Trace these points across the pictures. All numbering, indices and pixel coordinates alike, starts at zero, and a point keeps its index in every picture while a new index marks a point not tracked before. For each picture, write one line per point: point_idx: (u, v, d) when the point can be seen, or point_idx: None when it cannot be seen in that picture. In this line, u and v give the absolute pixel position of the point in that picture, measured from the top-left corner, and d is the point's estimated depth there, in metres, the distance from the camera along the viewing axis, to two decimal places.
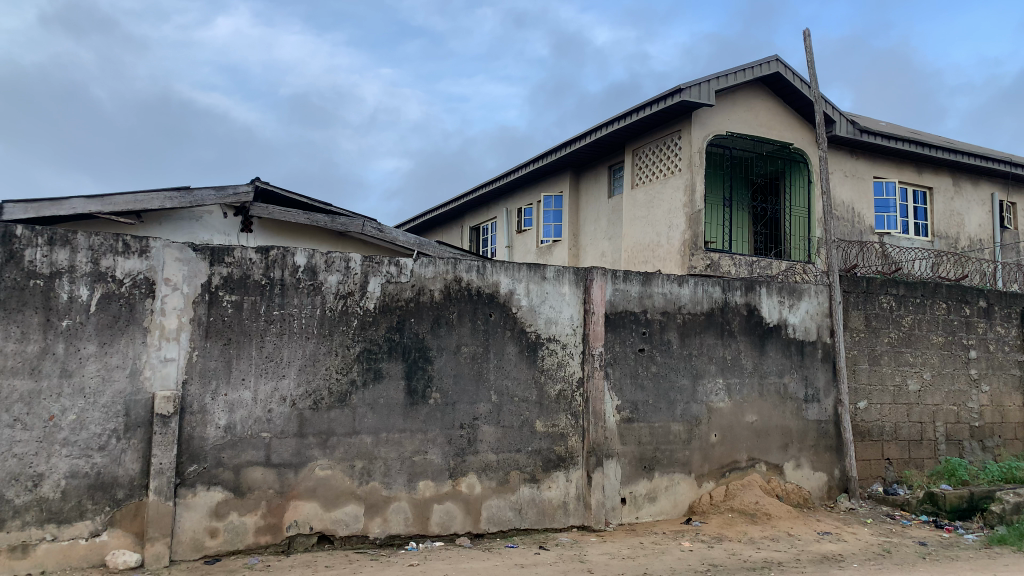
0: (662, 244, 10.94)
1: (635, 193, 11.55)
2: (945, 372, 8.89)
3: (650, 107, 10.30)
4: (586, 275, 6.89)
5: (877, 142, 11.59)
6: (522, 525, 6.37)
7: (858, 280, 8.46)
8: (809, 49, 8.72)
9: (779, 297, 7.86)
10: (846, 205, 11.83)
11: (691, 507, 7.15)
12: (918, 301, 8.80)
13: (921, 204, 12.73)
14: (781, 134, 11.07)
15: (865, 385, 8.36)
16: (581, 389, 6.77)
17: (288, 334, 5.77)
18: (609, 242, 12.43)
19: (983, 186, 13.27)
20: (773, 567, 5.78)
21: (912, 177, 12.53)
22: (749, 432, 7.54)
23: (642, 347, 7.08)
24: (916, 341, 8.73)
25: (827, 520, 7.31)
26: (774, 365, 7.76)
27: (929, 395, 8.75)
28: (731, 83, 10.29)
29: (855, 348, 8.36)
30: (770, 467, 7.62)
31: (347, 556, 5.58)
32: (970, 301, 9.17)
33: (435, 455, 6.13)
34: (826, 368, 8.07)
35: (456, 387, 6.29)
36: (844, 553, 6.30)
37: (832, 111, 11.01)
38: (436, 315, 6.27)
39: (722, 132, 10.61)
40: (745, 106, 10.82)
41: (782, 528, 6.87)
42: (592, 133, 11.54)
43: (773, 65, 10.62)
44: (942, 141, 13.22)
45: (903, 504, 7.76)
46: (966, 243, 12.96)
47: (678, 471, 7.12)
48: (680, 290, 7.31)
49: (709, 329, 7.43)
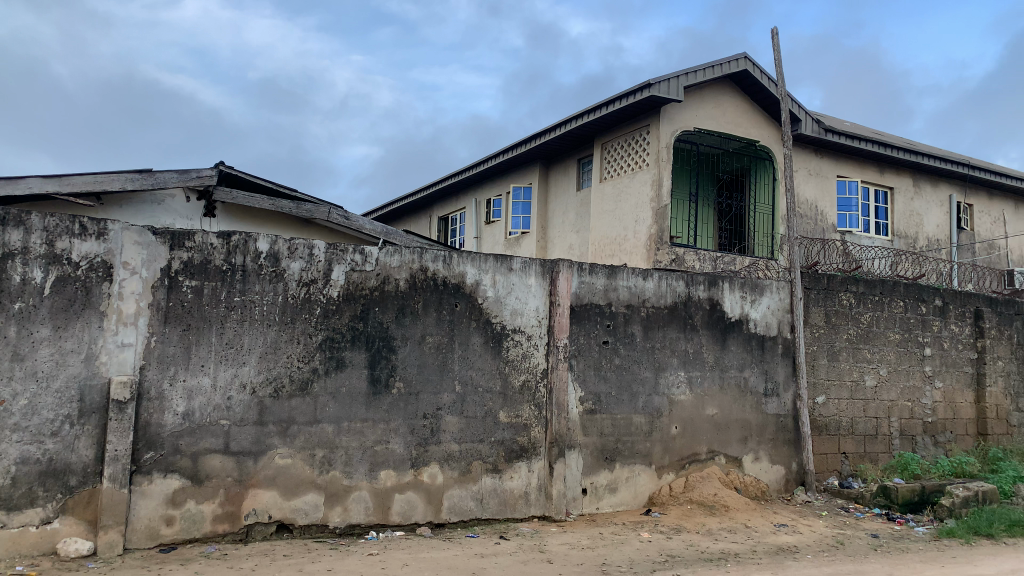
0: (628, 238, 11.00)
1: (603, 186, 11.59)
2: (900, 368, 9.08)
3: (619, 101, 10.32)
4: (552, 267, 6.90)
5: (841, 142, 11.77)
6: (483, 515, 6.38)
7: (819, 277, 8.59)
8: (776, 47, 8.81)
9: (741, 293, 7.96)
10: (809, 203, 12.00)
11: (651, 498, 7.22)
12: (876, 298, 8.97)
13: (882, 204, 12.95)
14: (748, 131, 11.18)
15: (824, 380, 8.51)
16: (545, 380, 6.79)
17: (249, 320, 5.70)
18: (577, 234, 12.45)
19: (942, 188, 13.55)
20: (729, 558, 5.87)
21: (873, 176, 12.74)
22: (709, 425, 7.63)
23: (606, 340, 7.12)
24: (874, 338, 8.90)
25: (784, 512, 7.43)
26: (735, 359, 7.86)
27: (884, 391, 8.93)
28: (699, 79, 10.36)
29: (814, 343, 8.50)
30: (729, 460, 7.73)
31: (306, 545, 5.54)
32: (926, 300, 9.37)
33: (397, 445, 6.10)
34: (785, 363, 8.19)
35: (420, 377, 6.26)
36: (799, 545, 6.42)
37: (798, 110, 11.15)
38: (400, 304, 6.24)
39: (690, 128, 10.68)
40: (713, 103, 10.91)
41: (740, 520, 6.97)
42: (561, 125, 11.54)
43: (741, 62, 10.71)
44: (903, 142, 13.46)
45: (857, 497, 7.93)
46: (924, 243, 13.22)
47: (638, 463, 7.18)
48: (644, 284, 7.35)
49: (672, 322, 7.49)
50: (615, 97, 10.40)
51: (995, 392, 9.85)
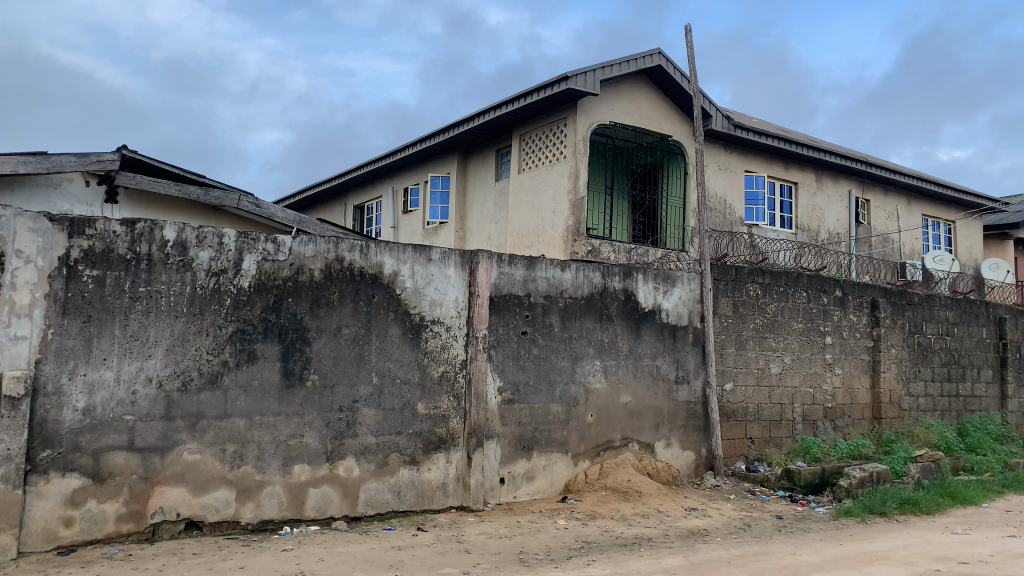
0: (546, 229, 11.09)
1: (521, 178, 11.65)
2: (803, 356, 9.48)
3: (537, 93, 10.38)
4: (471, 257, 6.89)
5: (749, 138, 12.16)
6: (400, 507, 6.34)
7: (728, 268, 8.87)
8: (689, 44, 9.02)
9: (655, 284, 8.14)
10: (719, 197, 12.37)
11: (567, 486, 7.33)
12: (781, 289, 9.34)
13: (787, 198, 13.47)
14: (661, 126, 11.42)
15: (732, 368, 8.81)
16: (463, 371, 6.78)
17: (155, 312, 5.47)
18: (495, 225, 12.47)
19: (842, 184, 14.19)
20: (643, 542, 6.02)
21: (779, 172, 13.24)
22: (624, 413, 7.79)
23: (525, 330, 7.16)
24: (778, 327, 9.27)
25: (694, 496, 7.66)
26: (648, 348, 8.04)
27: (788, 377, 9.31)
28: (616, 73, 10.51)
29: (723, 332, 8.78)
30: (642, 447, 7.91)
31: (216, 543, 5.38)
32: (827, 290, 9.82)
33: (312, 439, 5.99)
34: (696, 352, 8.44)
35: (335, 369, 6.16)
36: (708, 528, 6.64)
37: (710, 106, 11.46)
38: (315, 295, 6.11)
39: (607, 121, 10.83)
40: (628, 97, 11.09)
41: (652, 505, 7.14)
42: (479, 115, 11.53)
43: (656, 58, 10.93)
44: (807, 139, 14.03)
45: (763, 480, 8.25)
46: (825, 236, 13.83)
47: (555, 451, 7.27)
48: (562, 275, 7.43)
49: (588, 313, 7.60)
50: (533, 88, 10.45)
51: (889, 378, 10.41)
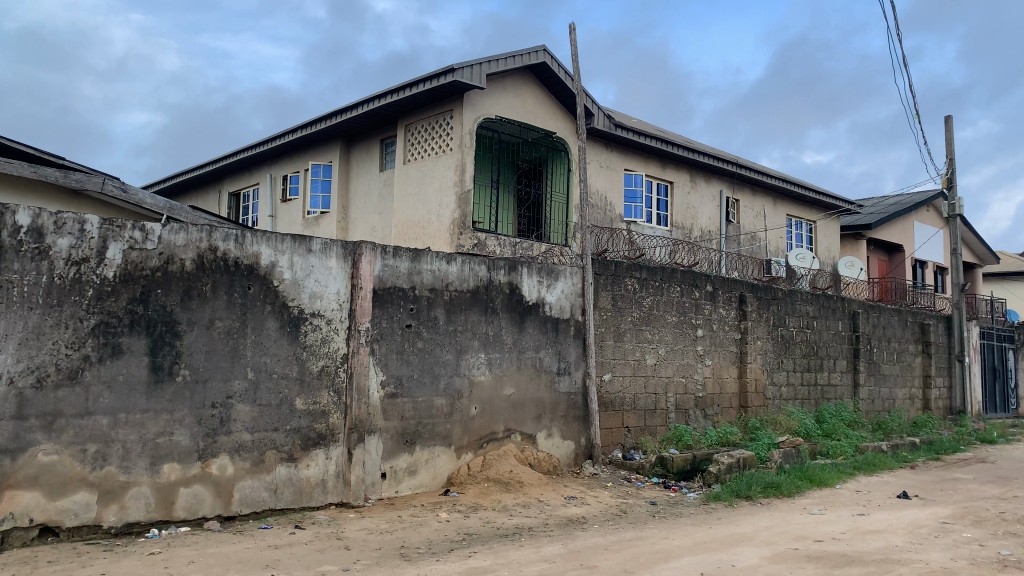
0: (431, 222, 11.03)
1: (406, 169, 11.53)
2: (676, 348, 9.87)
3: (423, 84, 10.30)
4: (354, 249, 6.76)
5: (629, 137, 12.53)
6: (277, 505, 6.16)
7: (608, 263, 9.10)
8: (574, 43, 9.18)
9: (538, 277, 8.26)
10: (600, 193, 12.68)
11: (449, 479, 7.33)
12: (657, 284, 9.68)
13: (664, 197, 13.98)
14: (546, 122, 11.58)
15: (610, 359, 9.07)
16: (344, 365, 6.66)
17: (5, 303, 5.07)
18: (379, 216, 12.29)
19: (714, 184, 14.85)
20: (523, 532, 6.11)
21: (656, 171, 13.71)
22: (506, 405, 7.88)
23: (409, 323, 7.11)
24: (654, 319, 9.61)
25: (573, 485, 7.84)
26: (531, 341, 8.16)
27: (663, 368, 9.68)
28: (502, 67, 10.57)
29: (602, 325, 9.02)
30: (524, 438, 8.02)
31: (75, 549, 5.05)
32: (699, 285, 10.26)
33: (182, 437, 5.72)
34: (577, 344, 8.62)
35: (208, 364, 5.91)
36: (587, 515, 6.81)
37: (592, 104, 11.71)
38: (186, 286, 5.84)
39: (492, 116, 10.88)
40: (514, 92, 11.17)
41: (533, 495, 7.25)
42: (363, 104, 11.33)
43: (541, 55, 11.06)
44: (683, 140, 14.59)
45: (639, 468, 8.54)
46: (699, 234, 14.44)
47: (438, 445, 7.26)
48: (447, 268, 7.41)
49: (473, 306, 7.62)
50: (418, 79, 10.36)
51: (755, 368, 11.00)
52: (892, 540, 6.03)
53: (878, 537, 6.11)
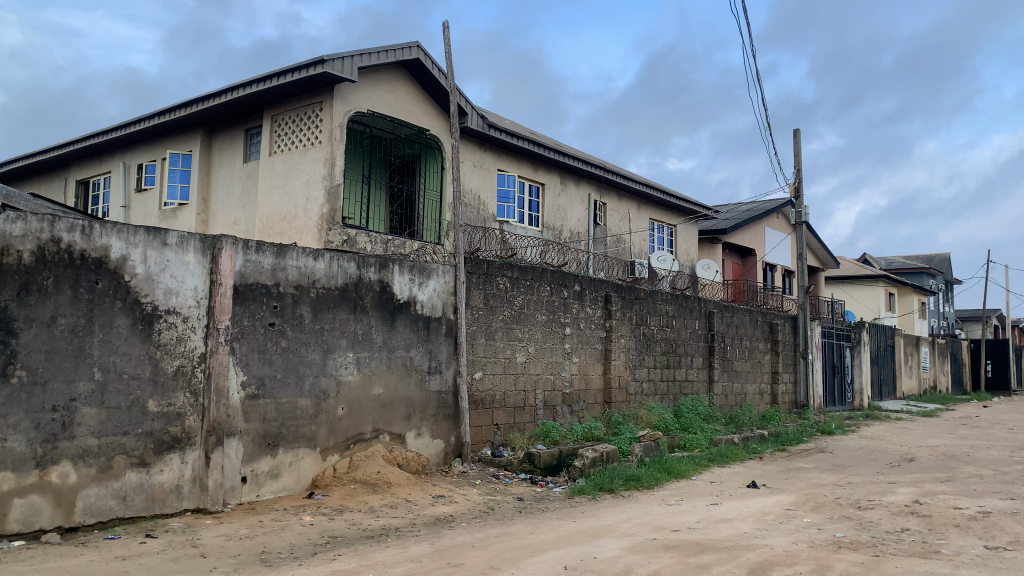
0: (298, 217, 10.71)
1: (273, 161, 11.16)
2: (545, 346, 10.06)
3: (291, 74, 9.99)
4: (214, 243, 6.46)
5: (502, 137, 12.65)
6: (126, 514, 5.79)
7: (479, 262, 9.15)
8: (447, 41, 9.17)
9: (409, 275, 8.20)
10: (473, 192, 12.73)
11: (314, 481, 7.15)
12: (527, 283, 9.83)
13: (535, 198, 14.21)
14: (419, 119, 11.50)
15: (481, 358, 9.12)
16: (202, 365, 6.36)
17: None
18: (242, 209, 11.81)
19: (583, 187, 15.24)
20: (390, 533, 6.05)
21: (528, 172, 13.91)
22: (375, 404, 7.77)
23: (273, 322, 6.88)
24: (524, 318, 9.75)
25: (441, 484, 7.83)
26: (401, 340, 8.09)
27: (532, 365, 9.84)
28: (374, 62, 10.41)
29: (474, 324, 9.06)
30: (392, 438, 7.94)
31: None
32: (568, 284, 10.50)
33: (17, 443, 5.28)
34: (447, 342, 8.62)
35: (49, 364, 5.49)
36: (454, 513, 6.83)
37: (465, 103, 11.74)
38: (23, 281, 5.40)
39: (364, 110, 10.70)
40: (386, 87, 11.02)
41: (401, 495, 7.18)
42: (226, 92, 10.86)
43: (414, 51, 10.98)
44: (555, 143, 14.88)
45: (506, 464, 8.64)
46: (568, 235, 14.78)
47: (302, 447, 7.07)
48: (314, 264, 7.22)
49: (341, 304, 7.47)
50: (286, 69, 10.04)
51: (619, 365, 11.38)
52: (742, 528, 6.40)
53: (729, 525, 6.47)
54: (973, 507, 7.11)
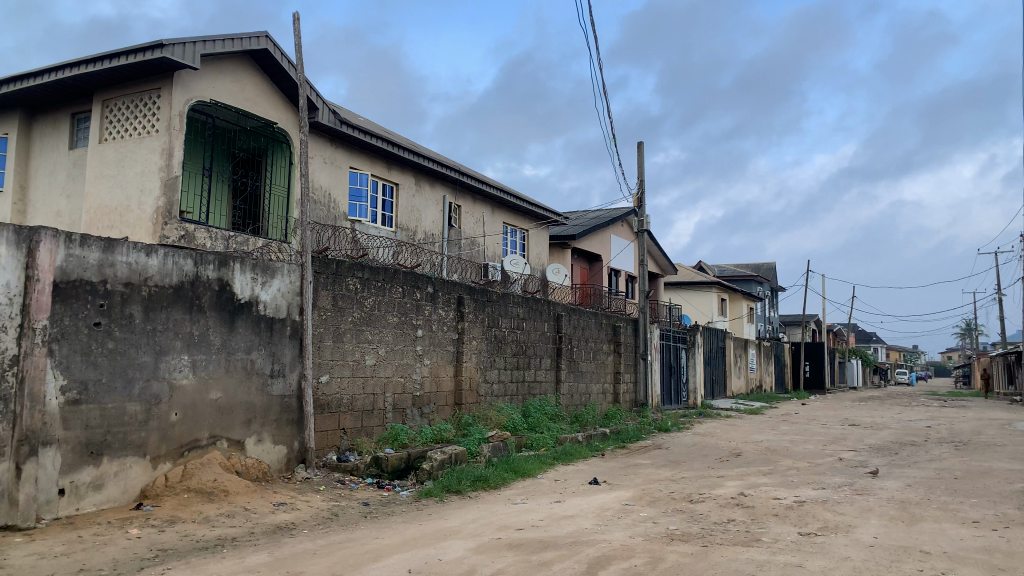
0: (131, 209, 10.03)
1: (103, 149, 10.40)
2: (396, 348, 9.97)
3: (126, 57, 9.35)
4: (30, 235, 5.93)
5: (355, 135, 12.43)
6: None
7: (328, 262, 8.93)
8: (297, 33, 8.89)
9: (252, 274, 7.88)
10: (323, 190, 12.42)
11: (142, 492, 6.69)
12: (378, 284, 9.69)
13: (389, 197, 14.05)
14: (267, 112, 11.08)
15: (328, 360, 8.91)
16: (14, 368, 5.81)
17: None
18: (67, 200, 10.91)
19: (437, 188, 15.23)
20: (226, 543, 5.78)
21: (381, 171, 13.73)
22: (213, 409, 7.40)
23: (98, 321, 6.40)
24: (374, 320, 9.60)
25: (282, 491, 7.56)
26: (242, 341, 7.76)
27: (381, 368, 9.72)
28: (218, 49, 9.93)
29: (321, 325, 8.83)
30: (231, 444, 7.59)
31: None
32: (420, 286, 10.45)
33: None
34: (292, 344, 8.34)
35: None
36: (296, 521, 6.63)
37: (316, 98, 11.43)
38: None
39: (207, 100, 10.18)
40: (231, 77, 10.54)
41: (239, 504, 6.87)
42: (50, 72, 10.01)
43: (262, 41, 10.56)
44: (409, 143, 14.79)
45: (353, 469, 8.47)
46: (421, 236, 14.72)
47: (130, 455, 6.61)
48: (147, 261, 6.79)
49: (176, 303, 7.07)
50: (120, 51, 9.38)
51: (469, 367, 11.45)
52: (582, 524, 6.61)
53: (572, 522, 6.67)
54: (790, 496, 7.73)
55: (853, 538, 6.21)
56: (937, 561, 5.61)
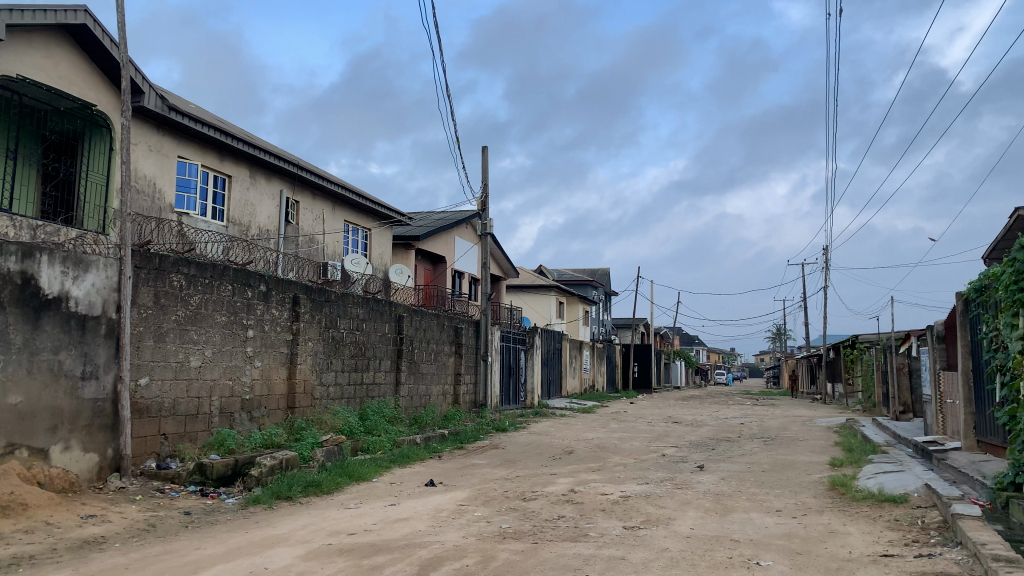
0: None
1: None
2: (224, 349, 9.51)
3: None
4: None
5: (184, 122, 11.74)
6: None
7: (151, 257, 8.37)
8: (121, 9, 8.28)
9: (61, 267, 7.25)
10: (147, 179, 11.64)
11: None
12: (207, 281, 9.20)
13: (221, 190, 13.39)
14: (84, 92, 10.24)
15: (147, 362, 8.35)
16: None
17: None
18: None
19: (275, 183, 14.69)
20: (22, 562, 5.26)
21: (213, 162, 13.06)
22: (11, 415, 6.74)
23: None
24: (201, 319, 9.11)
25: (92, 502, 6.99)
26: (48, 340, 7.13)
27: (208, 370, 9.23)
28: (27, 20, 9.07)
29: (140, 324, 8.27)
30: (32, 453, 6.94)
31: None
32: (252, 284, 10.02)
33: None
34: (108, 344, 7.75)
35: None
36: (107, 534, 6.16)
37: (141, 80, 10.70)
38: None
39: (12, 74, 9.26)
40: (42, 52, 9.64)
41: (40, 518, 6.28)
42: None
43: (80, 15, 9.73)
44: (245, 134, 14.16)
45: (173, 477, 7.97)
46: (256, 232, 14.14)
47: None
48: None
49: None
50: None
51: (304, 369, 11.11)
52: (415, 526, 6.59)
53: (404, 525, 6.62)
54: (616, 492, 8.09)
55: (672, 529, 6.59)
56: (745, 548, 6.06)
